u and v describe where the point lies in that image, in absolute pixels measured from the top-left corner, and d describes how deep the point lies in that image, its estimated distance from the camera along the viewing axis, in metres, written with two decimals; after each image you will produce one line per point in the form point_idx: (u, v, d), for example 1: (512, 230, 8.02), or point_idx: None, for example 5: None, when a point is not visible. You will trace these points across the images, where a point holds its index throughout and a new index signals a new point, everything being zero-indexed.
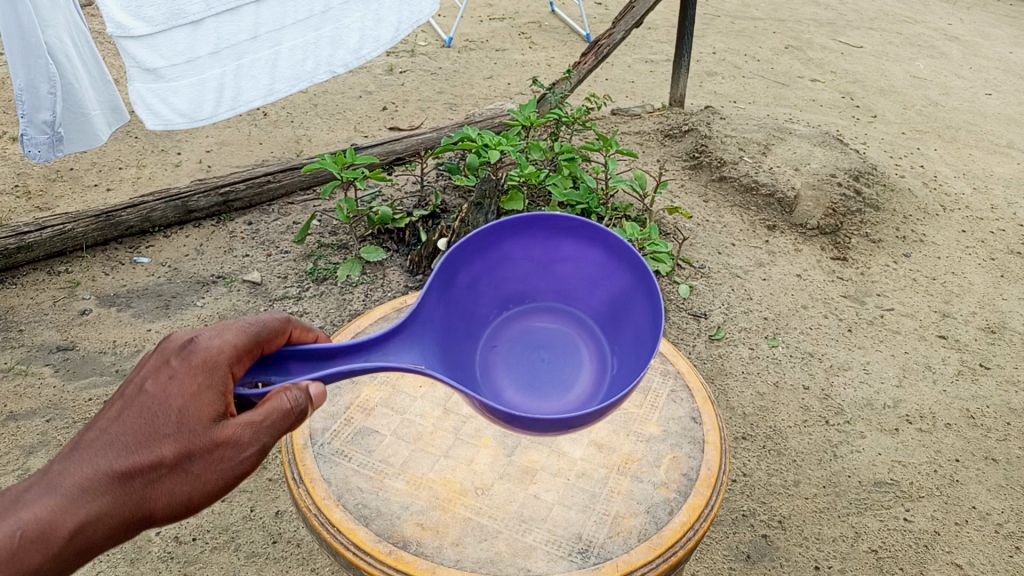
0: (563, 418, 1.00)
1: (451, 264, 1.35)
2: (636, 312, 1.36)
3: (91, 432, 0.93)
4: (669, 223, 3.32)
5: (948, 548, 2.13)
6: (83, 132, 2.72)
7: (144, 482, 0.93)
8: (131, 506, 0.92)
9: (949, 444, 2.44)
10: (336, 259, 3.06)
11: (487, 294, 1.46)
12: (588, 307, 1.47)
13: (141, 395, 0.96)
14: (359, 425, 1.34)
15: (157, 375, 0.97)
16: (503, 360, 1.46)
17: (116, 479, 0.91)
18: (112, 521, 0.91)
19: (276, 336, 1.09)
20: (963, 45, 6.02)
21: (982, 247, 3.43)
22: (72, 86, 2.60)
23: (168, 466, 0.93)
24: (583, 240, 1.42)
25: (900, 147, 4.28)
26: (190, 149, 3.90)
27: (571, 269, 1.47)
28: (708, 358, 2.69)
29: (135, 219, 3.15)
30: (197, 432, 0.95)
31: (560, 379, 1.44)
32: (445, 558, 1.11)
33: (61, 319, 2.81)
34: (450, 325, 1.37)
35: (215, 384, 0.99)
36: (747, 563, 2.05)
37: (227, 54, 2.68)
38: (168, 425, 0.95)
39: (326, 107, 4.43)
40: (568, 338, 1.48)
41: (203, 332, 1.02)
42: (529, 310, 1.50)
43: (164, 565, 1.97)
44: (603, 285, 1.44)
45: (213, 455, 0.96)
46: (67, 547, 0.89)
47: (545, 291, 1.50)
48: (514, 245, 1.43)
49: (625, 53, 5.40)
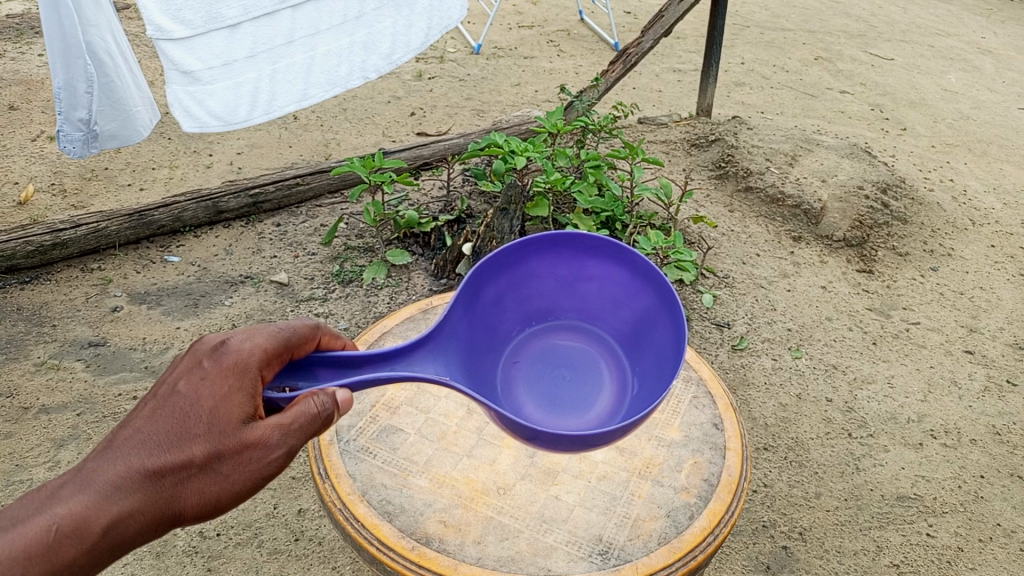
0: (586, 436, 1.01)
1: (477, 278, 1.37)
2: (658, 333, 1.37)
3: (124, 430, 0.96)
4: (693, 233, 3.33)
5: (971, 564, 2.10)
6: (122, 129, 2.79)
7: (175, 480, 0.96)
8: (162, 504, 0.95)
9: (974, 460, 2.42)
10: (362, 262, 3.09)
11: (511, 310, 1.48)
12: (611, 328, 1.48)
13: (174, 395, 0.99)
14: (383, 422, 1.36)
15: (190, 376, 1.01)
16: (524, 376, 1.47)
17: (148, 477, 0.94)
18: (144, 518, 0.94)
19: (305, 342, 1.12)
20: (995, 58, 5.95)
21: (1012, 263, 3.39)
22: (112, 84, 2.67)
23: (199, 466, 0.96)
24: (609, 260, 1.43)
25: (929, 160, 4.24)
26: (222, 151, 3.97)
27: (595, 289, 1.49)
28: (731, 368, 2.69)
29: (167, 218, 3.22)
30: (227, 433, 0.99)
31: (580, 397, 1.44)
32: (467, 556, 1.13)
33: (93, 315, 2.87)
34: (474, 339, 1.39)
35: (245, 386, 1.02)
36: (767, 574, 2.05)
37: (263, 58, 2.73)
38: (200, 425, 0.98)
39: (355, 112, 4.48)
40: (590, 358, 1.48)
41: (235, 335, 1.05)
42: (552, 327, 1.52)
43: (189, 558, 2.01)
44: (627, 305, 1.45)
45: (242, 456, 0.99)
46: (99, 543, 0.91)
47: (568, 309, 1.52)
48: (540, 262, 1.45)
49: (653, 62, 5.41)
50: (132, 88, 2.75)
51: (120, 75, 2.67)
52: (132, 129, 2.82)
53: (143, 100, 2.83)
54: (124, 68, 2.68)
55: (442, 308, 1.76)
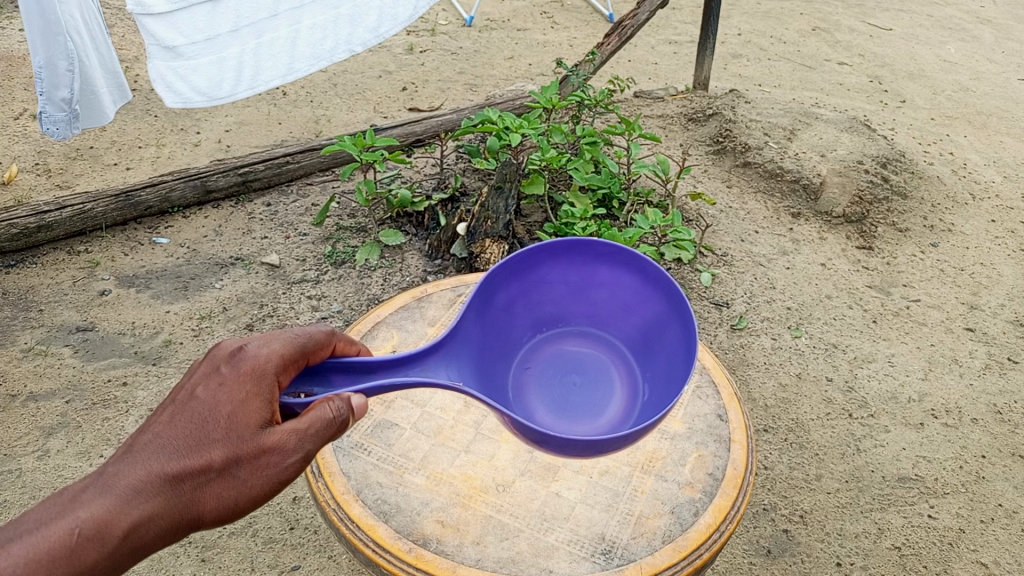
0: (597, 440, 0.97)
1: (489, 284, 1.33)
2: (667, 340, 1.32)
3: (143, 435, 0.92)
4: (692, 210, 3.27)
5: (972, 546, 2.09)
6: (89, 108, 2.68)
7: (194, 485, 0.91)
8: (181, 508, 0.90)
9: (975, 440, 2.40)
10: (355, 243, 3.04)
11: (522, 316, 1.43)
12: (621, 334, 1.44)
13: (192, 401, 0.95)
14: (378, 417, 1.31)
15: (207, 381, 0.96)
16: (534, 381, 1.42)
17: (167, 480, 0.89)
18: (164, 521, 0.89)
19: (321, 348, 1.06)
20: (995, 28, 5.87)
21: (1012, 238, 3.35)
22: (85, 64, 2.57)
23: (219, 468, 0.92)
24: (619, 267, 1.39)
25: (928, 133, 4.18)
26: (210, 129, 3.88)
27: (605, 295, 1.44)
28: (730, 348, 2.65)
29: (155, 199, 3.15)
30: (244, 438, 0.93)
31: (589, 403, 1.40)
32: (466, 558, 1.09)
33: (80, 299, 2.81)
34: (485, 344, 1.35)
35: (262, 392, 0.97)
36: (768, 558, 2.03)
37: (246, 32, 2.65)
38: (219, 428, 0.93)
39: (346, 87, 4.39)
40: (602, 363, 1.44)
41: (251, 341, 1.00)
42: (562, 333, 1.47)
43: (182, 549, 1.98)
44: (638, 311, 1.40)
45: (259, 461, 0.94)
46: (121, 546, 0.87)
47: (577, 314, 1.47)
48: (552, 268, 1.41)
49: (648, 34, 5.31)
50: (99, 66, 2.65)
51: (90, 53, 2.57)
52: (99, 110, 2.71)
53: (112, 78, 2.73)
54: (93, 48, 2.59)
55: (436, 295, 1.68)
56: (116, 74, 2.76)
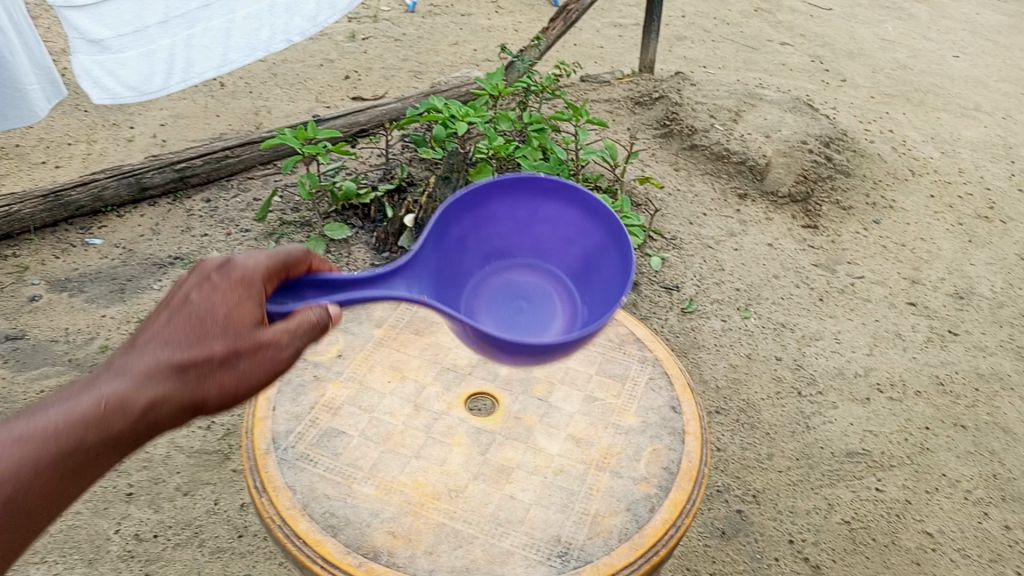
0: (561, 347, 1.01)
1: (445, 215, 1.30)
2: (608, 266, 1.35)
3: (146, 328, 0.92)
4: (640, 194, 3.27)
5: (919, 516, 2.13)
6: (16, 107, 2.55)
7: (199, 374, 0.90)
8: (188, 393, 0.90)
9: (919, 411, 2.45)
10: (299, 237, 2.96)
11: (471, 249, 1.41)
12: (563, 265, 1.45)
13: (185, 304, 0.92)
14: (325, 426, 1.27)
15: (199, 285, 0.93)
16: (481, 309, 1.41)
17: (167, 370, 0.88)
18: (168, 409, 0.89)
19: (299, 264, 1.03)
20: (929, 6, 5.99)
21: (950, 212, 3.42)
22: (6, 62, 2.43)
23: (218, 361, 0.90)
24: (564, 201, 1.40)
25: (869, 111, 4.25)
26: (143, 123, 3.74)
27: (547, 230, 1.45)
28: (681, 331, 2.65)
29: (86, 198, 3.03)
30: (241, 333, 0.92)
31: (537, 328, 1.40)
32: (418, 569, 1.06)
33: (8, 306, 2.68)
34: (442, 273, 1.32)
35: (253, 292, 0.95)
36: (723, 539, 2.03)
37: (178, 24, 2.52)
38: (219, 322, 0.91)
39: (286, 77, 4.27)
40: (547, 291, 1.44)
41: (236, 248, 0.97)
42: (505, 266, 1.46)
43: (124, 563, 1.90)
44: (578, 243, 1.42)
45: (258, 354, 0.92)
46: (139, 423, 0.89)
47: (521, 248, 1.47)
48: (500, 203, 1.40)
49: (593, 17, 5.29)
50: (26, 62, 2.51)
51: (14, 51, 2.43)
52: (28, 110, 2.58)
53: (44, 74, 2.60)
54: (17, 45, 2.45)
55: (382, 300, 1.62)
56: (48, 69, 2.62)
